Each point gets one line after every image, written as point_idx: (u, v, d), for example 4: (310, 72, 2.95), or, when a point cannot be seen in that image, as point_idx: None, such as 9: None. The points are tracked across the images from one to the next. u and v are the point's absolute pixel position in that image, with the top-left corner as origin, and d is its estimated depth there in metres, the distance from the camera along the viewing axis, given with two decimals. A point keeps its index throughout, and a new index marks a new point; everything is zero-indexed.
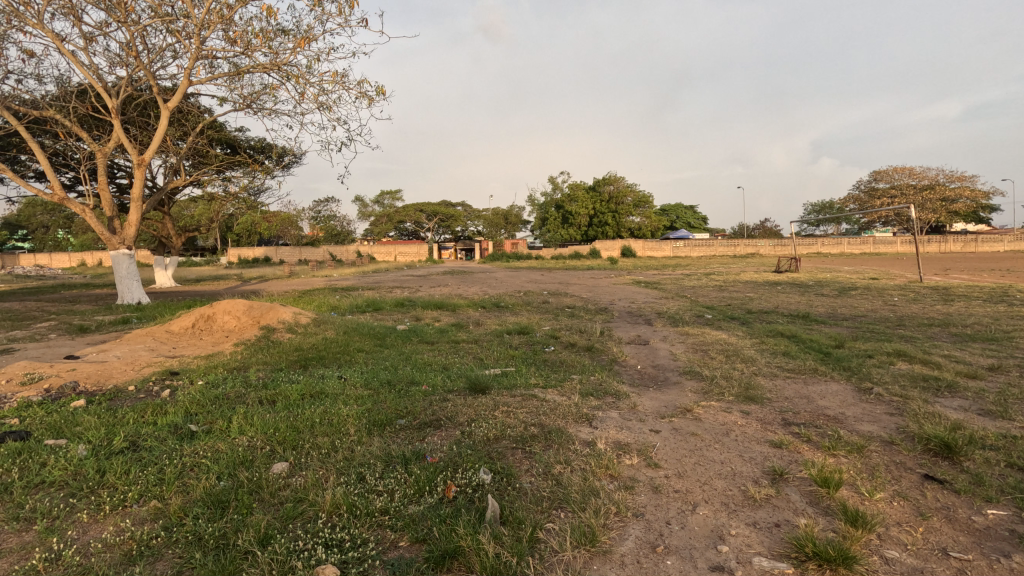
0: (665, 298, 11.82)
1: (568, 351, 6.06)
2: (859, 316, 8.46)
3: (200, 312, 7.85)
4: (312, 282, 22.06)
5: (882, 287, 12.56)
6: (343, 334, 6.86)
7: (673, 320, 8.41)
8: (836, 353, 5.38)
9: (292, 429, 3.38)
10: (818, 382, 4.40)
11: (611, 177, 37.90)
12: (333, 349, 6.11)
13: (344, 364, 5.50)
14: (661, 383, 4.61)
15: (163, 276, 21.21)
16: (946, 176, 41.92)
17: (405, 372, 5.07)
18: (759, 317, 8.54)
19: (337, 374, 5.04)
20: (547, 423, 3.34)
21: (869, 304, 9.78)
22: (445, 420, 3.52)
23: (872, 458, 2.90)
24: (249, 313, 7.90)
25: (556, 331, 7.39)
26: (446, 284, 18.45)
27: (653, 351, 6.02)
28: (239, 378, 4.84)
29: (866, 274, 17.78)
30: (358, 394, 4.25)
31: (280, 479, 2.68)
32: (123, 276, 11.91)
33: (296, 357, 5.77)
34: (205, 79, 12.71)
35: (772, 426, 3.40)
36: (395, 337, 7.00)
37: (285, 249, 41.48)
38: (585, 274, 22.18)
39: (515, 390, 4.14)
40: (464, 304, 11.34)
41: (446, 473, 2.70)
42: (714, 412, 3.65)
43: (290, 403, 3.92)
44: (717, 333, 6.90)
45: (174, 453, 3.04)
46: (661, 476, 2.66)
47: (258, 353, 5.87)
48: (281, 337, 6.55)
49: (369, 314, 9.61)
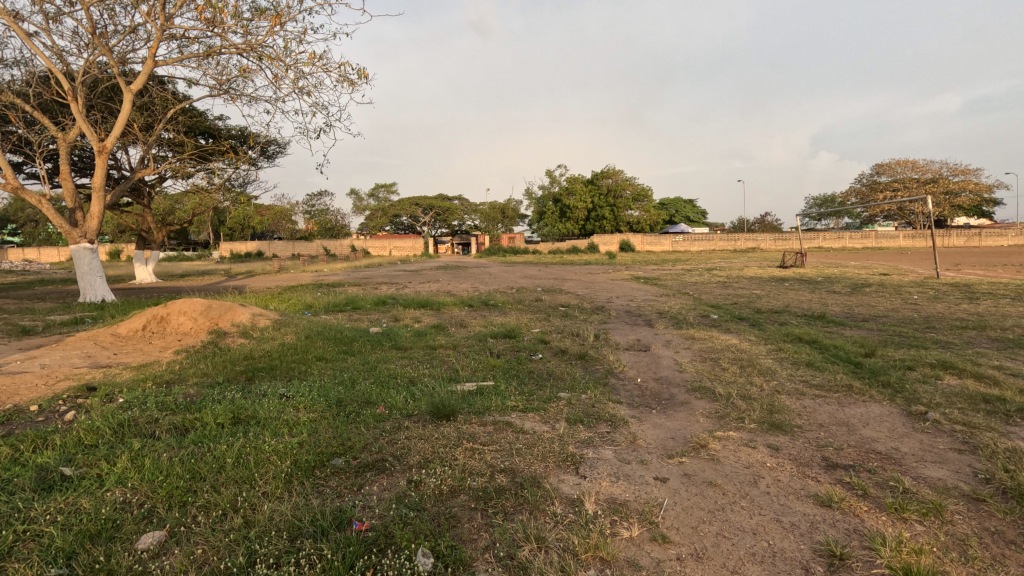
0: (665, 296, 11.06)
1: (558, 360, 5.28)
2: (879, 317, 7.71)
3: (152, 313, 7.06)
4: (297, 277, 21.25)
5: (898, 283, 11.82)
6: (305, 338, 6.08)
7: (676, 321, 7.64)
8: (869, 364, 4.60)
9: (191, 476, 2.58)
10: (857, 405, 3.61)
11: (609, 170, 37.06)
12: (288, 358, 5.32)
13: (296, 377, 4.73)
14: (666, 404, 3.84)
15: (144, 272, 20.42)
16: (949, 169, 41.29)
17: (363, 387, 4.30)
18: (770, 318, 7.78)
19: (282, 390, 4.26)
20: (521, 468, 2.56)
21: (887, 302, 9.04)
22: (391, 462, 2.75)
23: (959, 525, 2.12)
24: (206, 314, 7.13)
25: (545, 334, 6.62)
26: (436, 280, 17.72)
27: (655, 360, 5.24)
28: (163, 396, 4.05)
29: (874, 268, 17.07)
30: (296, 421, 3.46)
31: (138, 564, 1.90)
32: (85, 272, 11.07)
33: (242, 368, 4.98)
34: (173, 61, 11.83)
35: (814, 472, 2.61)
36: (364, 342, 6.22)
37: (278, 243, 40.66)
38: (581, 269, 21.41)
39: (487, 417, 3.37)
40: (451, 302, 10.55)
41: (371, 555, 1.92)
42: (734, 449, 2.89)
43: (206, 433, 3.13)
44: (726, 338, 6.12)
45: (15, 515, 2.24)
46: (672, 559, 1.89)
47: (200, 363, 5.08)
48: (232, 343, 5.76)
49: (345, 314, 8.84)
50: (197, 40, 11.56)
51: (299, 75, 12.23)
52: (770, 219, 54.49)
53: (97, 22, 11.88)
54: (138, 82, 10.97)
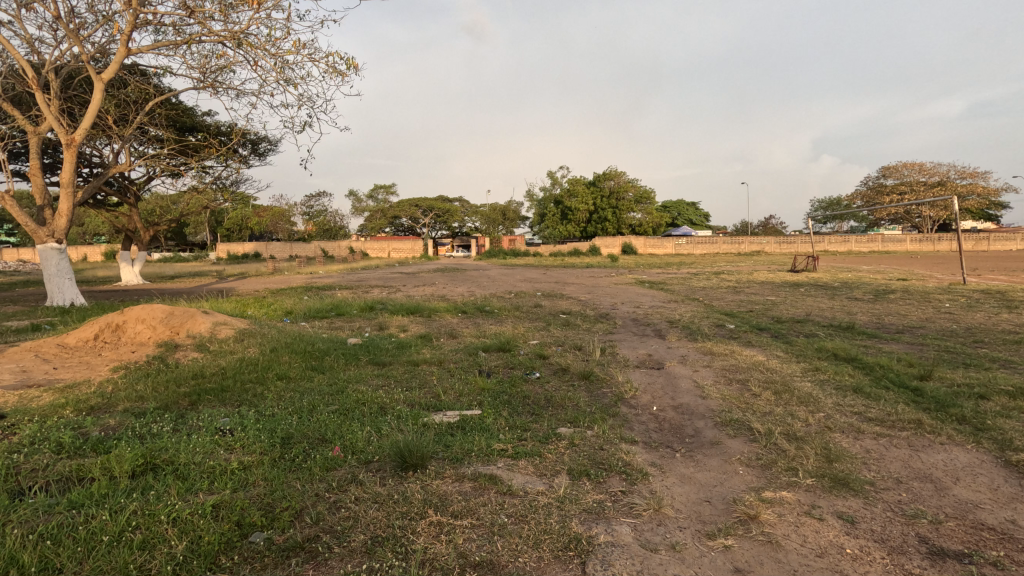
0: (674, 302, 10.31)
1: (558, 381, 4.54)
2: (915, 329, 6.94)
3: (106, 321, 6.32)
4: (289, 280, 20.45)
5: (922, 289, 11.05)
6: (269, 352, 5.32)
7: (689, 332, 6.88)
8: (931, 391, 3.84)
9: (37, 570, 1.83)
10: (936, 451, 2.86)
11: (611, 172, 36.26)
12: (244, 378, 4.57)
13: (248, 402, 3.99)
14: (692, 445, 3.09)
15: (130, 273, 19.74)
16: (957, 172, 40.55)
17: (321, 418, 3.55)
18: (793, 329, 7.03)
19: (222, 422, 3.50)
20: (505, 564, 1.80)
21: (917, 311, 8.29)
22: (327, 544, 2.00)
23: None
24: (166, 321, 6.40)
25: (544, 347, 5.87)
26: (431, 283, 16.99)
27: (671, 381, 4.50)
28: (73, 429, 3.29)
29: (890, 273, 16.33)
30: (224, 468, 2.70)
31: None
32: (52, 274, 10.33)
33: (187, 391, 4.24)
34: (148, 50, 11.07)
35: (915, 566, 1.85)
36: (338, 356, 5.47)
37: (276, 244, 39.83)
38: (583, 272, 20.66)
39: (467, 467, 2.61)
40: (443, 308, 9.78)
41: None
42: (795, 522, 2.14)
43: (93, 490, 2.37)
44: (751, 353, 5.37)
45: None
46: None
47: (137, 384, 4.31)
48: (183, 358, 4.98)
49: (327, 322, 8.08)
50: (175, 27, 10.82)
51: (284, 66, 11.48)
52: (773, 222, 53.73)
53: (71, 10, 11.17)
54: (110, 71, 10.24)
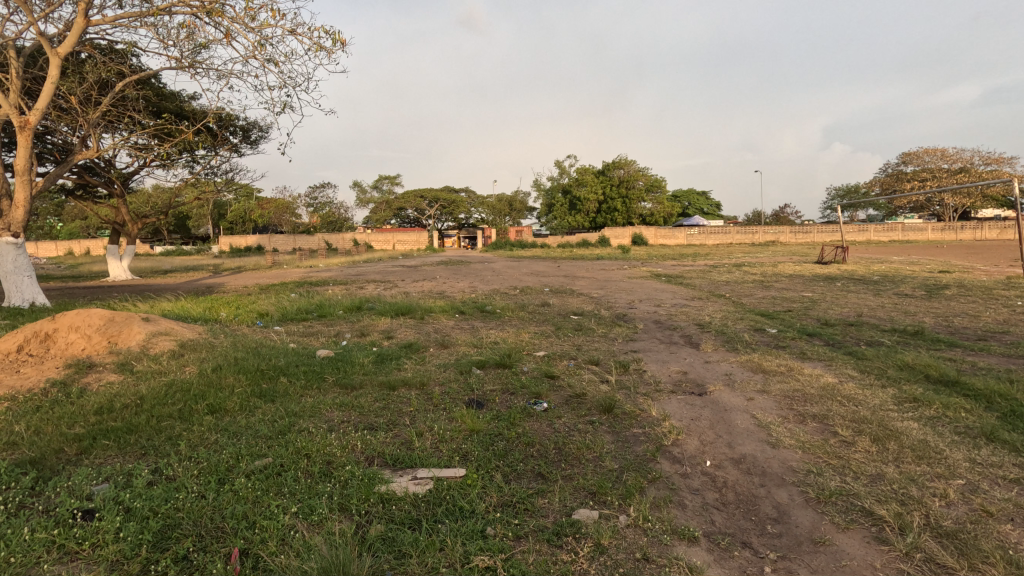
0: (698, 300, 9.15)
1: (572, 414, 3.45)
2: (999, 335, 5.78)
3: (32, 329, 5.18)
4: (285, 274, 19.43)
5: (977, 285, 9.87)
6: (209, 373, 4.25)
7: (726, 339, 5.76)
8: None
9: None
10: None
11: (621, 160, 34.94)
12: (163, 412, 3.50)
13: (151, 456, 2.91)
14: (785, 546, 2.00)
15: (118, 268, 18.82)
16: (981, 158, 38.93)
17: (239, 483, 2.49)
18: (851, 335, 5.89)
19: (92, 492, 2.43)
20: None
21: (987, 311, 7.10)
22: None
23: None
24: (104, 330, 5.37)
25: (552, 363, 4.76)
26: (431, 278, 15.87)
27: (722, 416, 3.39)
28: None
29: (926, 265, 15.10)
30: None
31: None
32: (8, 271, 9.35)
33: (79, 433, 3.18)
34: (112, 21, 9.99)
35: None
36: (298, 376, 4.40)
37: (278, 236, 38.78)
38: (594, 265, 19.60)
39: None
40: (439, 307, 8.68)
41: None
42: None
43: None
44: (815, 372, 4.24)
45: None
46: None
47: (16, 424, 3.25)
48: (94, 384, 3.93)
49: (303, 326, 7.03)
50: None
51: (264, 39, 10.39)
52: (787, 212, 52.10)
53: None
54: (66, 47, 9.19)
